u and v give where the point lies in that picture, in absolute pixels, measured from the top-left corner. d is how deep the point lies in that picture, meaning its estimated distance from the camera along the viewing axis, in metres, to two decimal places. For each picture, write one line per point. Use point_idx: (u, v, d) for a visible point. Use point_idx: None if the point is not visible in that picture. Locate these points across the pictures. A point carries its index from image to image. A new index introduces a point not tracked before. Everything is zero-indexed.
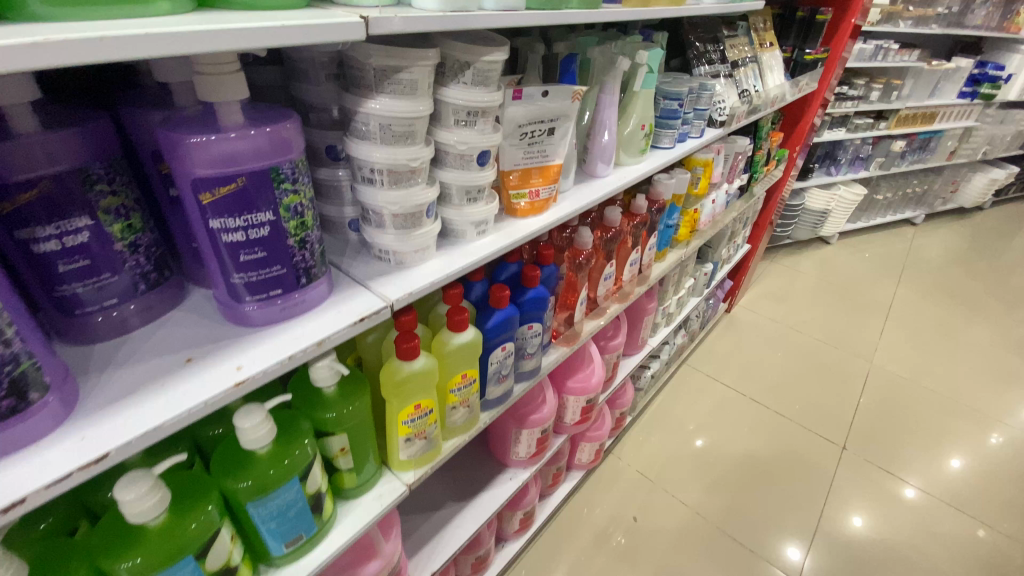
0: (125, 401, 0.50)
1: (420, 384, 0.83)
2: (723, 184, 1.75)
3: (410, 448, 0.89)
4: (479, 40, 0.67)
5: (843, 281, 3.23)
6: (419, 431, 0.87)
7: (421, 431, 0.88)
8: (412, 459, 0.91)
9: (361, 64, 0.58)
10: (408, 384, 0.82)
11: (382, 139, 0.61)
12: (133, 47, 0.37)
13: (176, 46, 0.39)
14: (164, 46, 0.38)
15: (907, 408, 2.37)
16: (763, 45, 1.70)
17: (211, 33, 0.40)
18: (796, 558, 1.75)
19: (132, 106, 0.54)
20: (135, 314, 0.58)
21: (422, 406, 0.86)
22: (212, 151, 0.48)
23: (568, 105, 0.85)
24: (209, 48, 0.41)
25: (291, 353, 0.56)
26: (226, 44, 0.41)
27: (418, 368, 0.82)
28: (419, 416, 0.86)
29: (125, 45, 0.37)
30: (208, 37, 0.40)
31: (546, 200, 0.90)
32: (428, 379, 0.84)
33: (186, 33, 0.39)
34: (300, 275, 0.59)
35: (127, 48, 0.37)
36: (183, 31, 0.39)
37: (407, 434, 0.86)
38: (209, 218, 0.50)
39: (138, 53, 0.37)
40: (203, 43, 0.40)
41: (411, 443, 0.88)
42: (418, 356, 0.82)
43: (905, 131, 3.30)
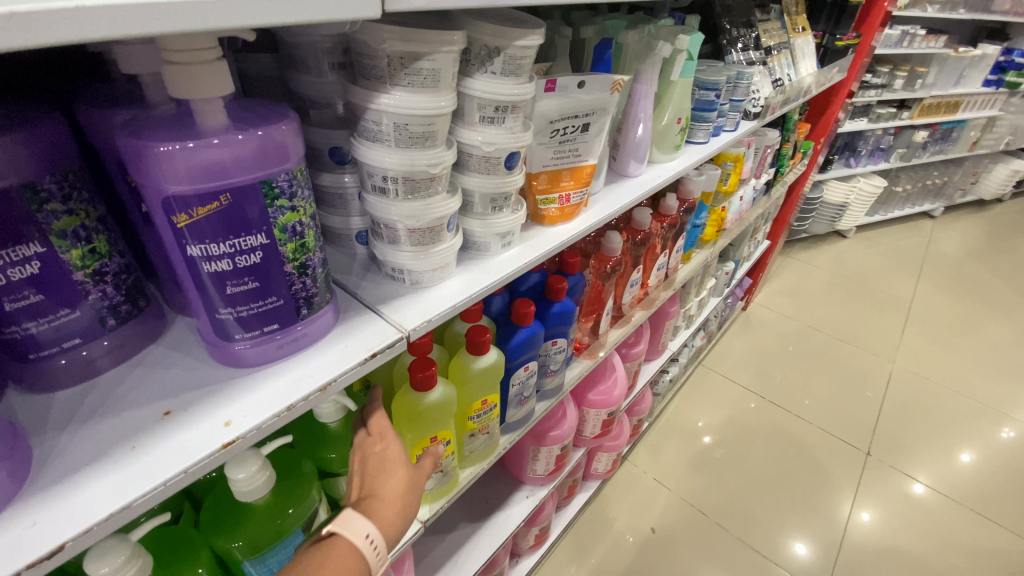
0: (87, 471, 0.41)
1: (437, 416, 0.74)
2: (751, 179, 1.64)
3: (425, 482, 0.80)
4: (509, 22, 0.57)
5: (862, 276, 3.10)
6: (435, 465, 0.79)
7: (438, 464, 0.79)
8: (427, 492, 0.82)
9: (372, 50, 0.47)
10: (424, 415, 0.73)
11: (396, 142, 0.51)
12: (57, 27, 0.27)
13: (118, 24, 0.28)
14: (103, 25, 0.28)
15: (931, 409, 2.26)
16: (795, 29, 1.58)
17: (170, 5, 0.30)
18: (801, 553, 1.70)
19: (91, 104, 0.44)
20: (105, 353, 0.48)
21: (439, 438, 0.77)
22: (189, 161, 0.38)
23: (605, 98, 0.74)
24: (165, 26, 0.30)
25: (291, 402, 0.47)
26: (190, 21, 0.31)
27: (436, 398, 0.73)
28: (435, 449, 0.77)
29: (46, 24, 0.26)
30: (166, 11, 0.30)
31: (577, 205, 0.80)
32: (446, 410, 0.75)
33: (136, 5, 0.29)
34: (300, 306, 0.49)
35: (50, 29, 0.27)
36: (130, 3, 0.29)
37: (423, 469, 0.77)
38: (187, 245, 0.41)
39: (65, 37, 0.27)
40: (157, 18, 0.30)
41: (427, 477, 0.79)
42: (435, 387, 0.72)
43: (928, 121, 3.15)
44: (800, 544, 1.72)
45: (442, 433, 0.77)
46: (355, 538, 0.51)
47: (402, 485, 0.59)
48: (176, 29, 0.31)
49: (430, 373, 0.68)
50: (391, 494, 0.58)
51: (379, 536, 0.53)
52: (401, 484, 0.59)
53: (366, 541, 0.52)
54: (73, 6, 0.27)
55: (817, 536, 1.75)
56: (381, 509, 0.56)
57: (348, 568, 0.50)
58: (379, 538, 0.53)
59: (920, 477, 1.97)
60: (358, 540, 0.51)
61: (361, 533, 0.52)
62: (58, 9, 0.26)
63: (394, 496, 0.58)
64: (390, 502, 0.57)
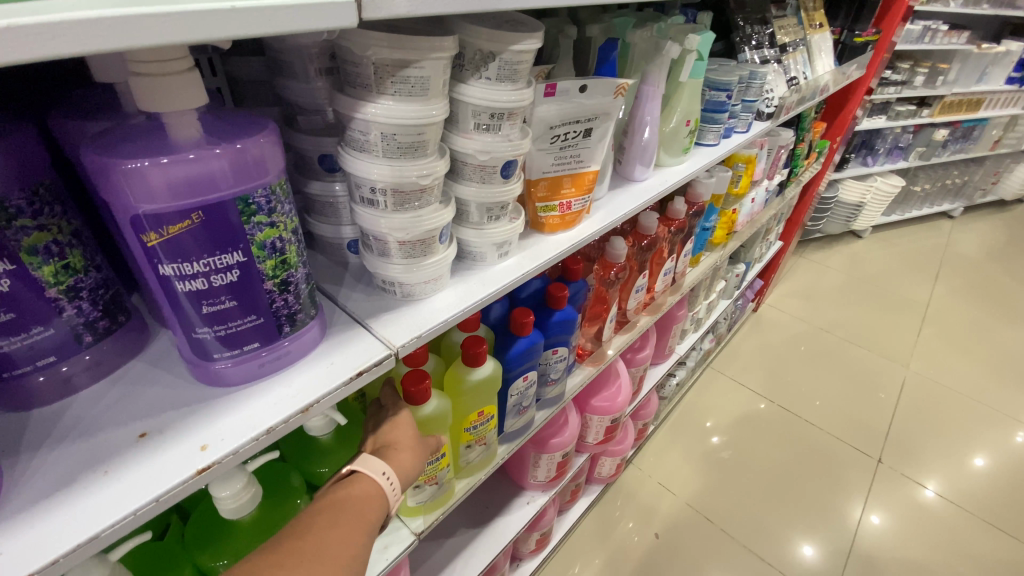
0: (58, 497, 0.39)
1: (436, 427, 0.73)
2: (764, 181, 1.60)
3: (420, 494, 0.79)
4: (505, 25, 0.54)
5: (877, 277, 3.03)
6: (430, 478, 0.77)
7: (433, 477, 0.78)
8: (420, 505, 0.80)
9: (357, 57, 0.45)
10: (423, 428, 0.71)
11: (384, 152, 0.48)
12: None
13: (58, 43, 0.26)
14: (40, 44, 0.26)
15: (946, 416, 2.20)
16: (812, 26, 1.52)
17: (117, 19, 0.27)
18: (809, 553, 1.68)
19: (65, 114, 0.43)
20: (83, 371, 0.47)
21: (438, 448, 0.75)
22: (161, 179, 0.37)
23: (609, 102, 0.71)
24: (113, 43, 0.28)
25: (271, 425, 0.45)
26: (142, 37, 0.29)
27: (433, 410, 0.71)
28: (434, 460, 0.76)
29: None
30: (112, 26, 0.27)
31: (579, 212, 0.77)
32: (443, 421, 0.74)
33: (74, 20, 0.26)
34: (283, 323, 0.48)
35: None
36: (68, 19, 0.26)
37: (419, 482, 0.76)
38: (160, 265, 0.39)
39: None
40: (104, 34, 0.27)
41: (422, 490, 0.78)
42: (429, 400, 0.70)
43: (949, 119, 3.05)
44: (808, 546, 1.70)
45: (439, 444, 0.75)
46: (374, 475, 0.56)
47: (415, 440, 0.63)
48: (128, 47, 0.29)
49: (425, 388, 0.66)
50: (404, 445, 0.61)
51: (395, 475, 0.58)
52: (414, 440, 0.63)
53: (382, 476, 0.57)
54: (6, 25, 0.25)
55: (827, 542, 1.72)
56: (396, 455, 0.60)
57: (368, 497, 0.54)
58: (394, 476, 0.58)
59: (930, 483, 1.93)
60: (376, 477, 0.56)
61: (378, 470, 0.57)
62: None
63: (409, 446, 0.62)
64: (404, 449, 0.61)
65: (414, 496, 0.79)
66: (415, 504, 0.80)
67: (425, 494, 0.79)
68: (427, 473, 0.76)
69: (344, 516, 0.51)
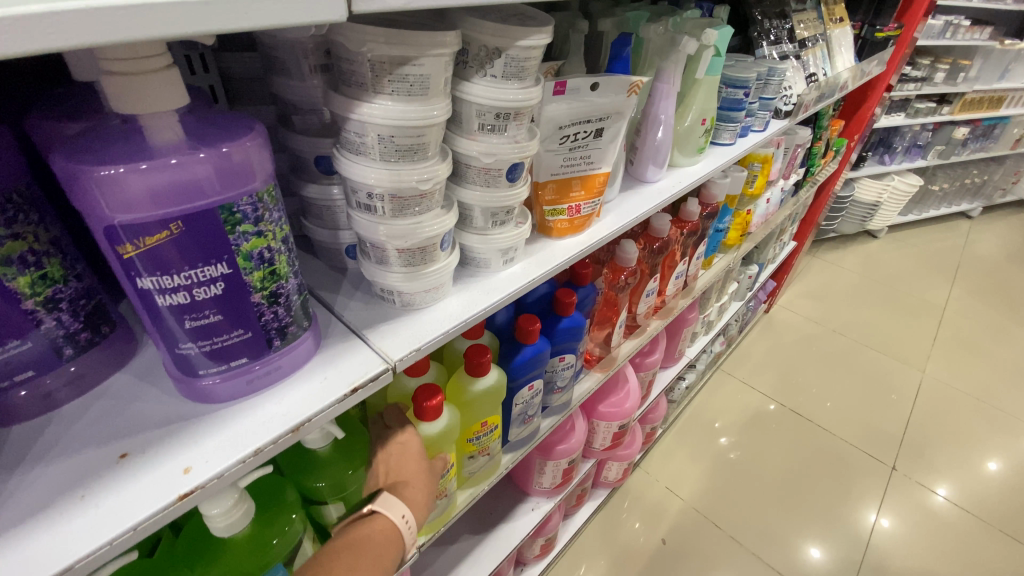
0: (30, 524, 0.37)
1: (448, 442, 0.71)
2: (779, 181, 1.55)
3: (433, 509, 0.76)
4: (512, 19, 0.51)
5: (892, 279, 2.96)
6: (442, 492, 0.75)
7: (444, 491, 0.75)
8: (428, 521, 0.78)
9: (352, 54, 0.42)
10: (437, 444, 0.69)
11: (381, 155, 0.45)
12: None
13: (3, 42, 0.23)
14: None
15: (962, 421, 2.13)
16: (833, 20, 1.47)
17: (66, 15, 0.24)
18: (817, 556, 1.65)
19: (41, 114, 0.40)
20: (65, 385, 0.45)
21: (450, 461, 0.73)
22: (138, 186, 0.34)
23: (621, 101, 0.68)
24: (65, 40, 0.25)
25: (259, 446, 0.42)
26: (99, 33, 0.26)
27: (446, 424, 0.69)
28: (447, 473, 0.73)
29: None
30: (64, 22, 0.25)
31: (589, 216, 0.73)
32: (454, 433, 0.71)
33: (21, 15, 0.23)
34: (273, 337, 0.45)
35: None
36: (13, 14, 0.23)
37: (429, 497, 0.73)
38: (138, 278, 0.36)
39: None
40: (55, 31, 0.25)
41: (435, 504, 0.76)
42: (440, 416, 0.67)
43: (970, 117, 2.97)
44: (815, 548, 1.67)
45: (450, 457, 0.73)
46: (392, 517, 0.57)
47: (423, 471, 0.62)
48: (85, 45, 0.26)
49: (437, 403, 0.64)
50: (417, 479, 0.61)
51: (411, 514, 0.59)
52: (423, 471, 0.62)
53: (402, 519, 0.57)
54: None
55: (835, 548, 1.67)
56: (410, 493, 0.60)
57: (389, 540, 0.56)
58: (410, 516, 0.58)
59: (942, 488, 1.88)
60: (396, 519, 0.57)
61: (398, 513, 0.57)
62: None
63: (420, 480, 0.62)
64: (417, 484, 0.61)
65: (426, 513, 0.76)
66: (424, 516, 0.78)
67: (436, 507, 0.77)
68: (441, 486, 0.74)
69: (367, 562, 0.52)
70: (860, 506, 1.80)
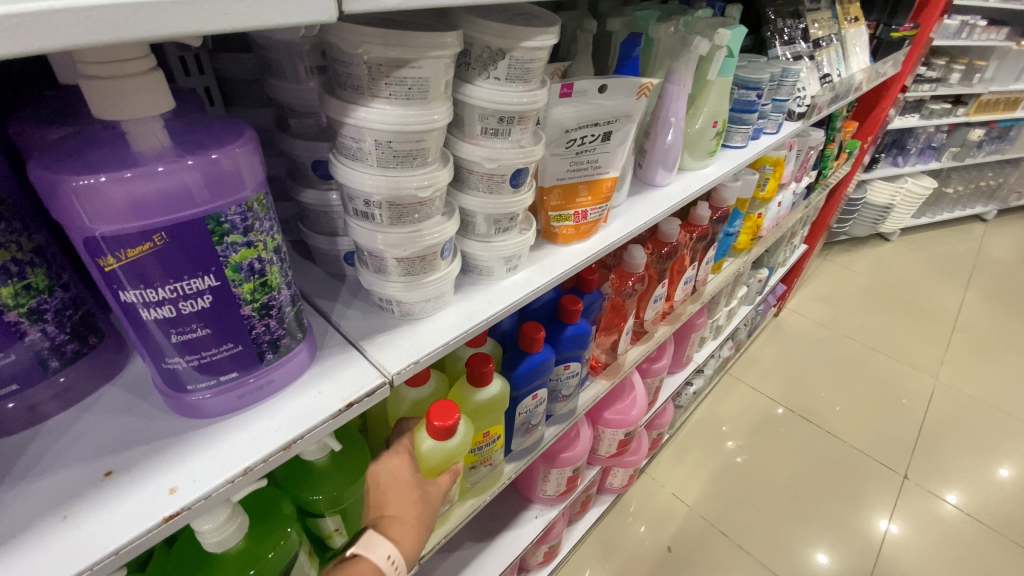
0: (10, 546, 0.35)
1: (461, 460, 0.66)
2: (791, 184, 1.52)
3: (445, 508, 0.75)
4: (517, 19, 0.49)
5: (905, 282, 2.90)
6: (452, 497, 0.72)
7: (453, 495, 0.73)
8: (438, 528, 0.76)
9: (348, 56, 0.40)
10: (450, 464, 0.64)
11: (379, 162, 0.44)
12: None
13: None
14: None
15: (975, 429, 2.08)
16: (847, 19, 1.43)
17: (26, 16, 0.22)
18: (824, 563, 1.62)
19: (26, 119, 0.39)
20: (51, 398, 0.43)
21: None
22: (118, 196, 0.32)
23: (631, 104, 0.65)
24: (26, 44, 0.23)
25: (249, 464, 0.41)
26: (63, 36, 0.24)
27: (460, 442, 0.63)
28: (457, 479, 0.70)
29: None
30: (25, 25, 0.23)
31: (595, 222, 0.71)
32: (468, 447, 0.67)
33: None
34: (264, 350, 0.43)
35: None
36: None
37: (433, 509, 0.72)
38: (121, 291, 0.34)
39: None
40: (14, 34, 0.23)
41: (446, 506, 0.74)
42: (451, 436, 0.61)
43: (985, 118, 2.91)
44: (822, 554, 1.64)
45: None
46: (375, 559, 0.50)
47: (416, 507, 0.57)
48: (48, 50, 0.24)
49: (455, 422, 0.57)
50: (406, 515, 0.56)
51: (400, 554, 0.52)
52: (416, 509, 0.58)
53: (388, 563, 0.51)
54: None
55: (844, 557, 1.64)
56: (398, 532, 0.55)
57: None
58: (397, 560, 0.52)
59: (951, 495, 1.84)
60: (379, 561, 0.50)
61: (382, 553, 0.51)
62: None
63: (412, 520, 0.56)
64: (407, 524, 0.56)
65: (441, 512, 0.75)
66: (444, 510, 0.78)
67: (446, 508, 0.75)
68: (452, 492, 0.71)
69: None
70: (869, 512, 1.76)
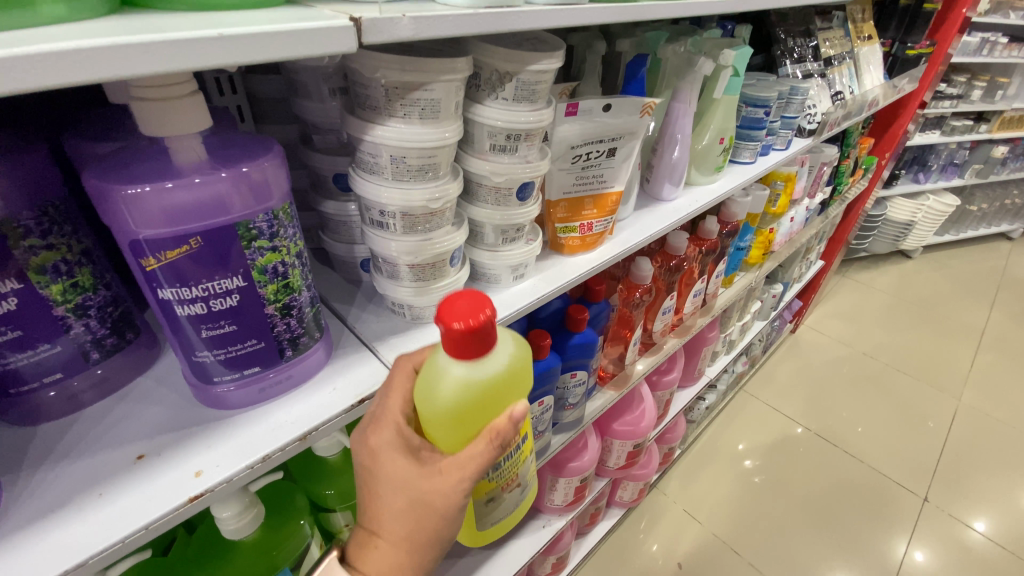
0: (51, 519, 0.39)
1: (494, 400, 0.46)
2: (804, 199, 1.52)
3: (505, 505, 0.57)
4: (524, 44, 0.52)
5: (926, 300, 2.85)
6: (509, 482, 0.55)
7: (512, 478, 0.55)
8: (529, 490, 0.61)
9: (367, 79, 0.44)
10: (466, 418, 0.45)
11: (393, 175, 0.47)
12: None
13: (32, 76, 0.25)
14: (18, 79, 0.25)
15: (1001, 453, 2.02)
16: (861, 38, 1.45)
17: (94, 50, 0.26)
18: None
19: (77, 136, 0.43)
20: (89, 388, 0.47)
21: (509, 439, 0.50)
22: (161, 203, 0.36)
23: (635, 121, 0.68)
24: (92, 75, 0.27)
25: (267, 452, 0.44)
26: (122, 69, 0.28)
27: (484, 367, 0.44)
28: (497, 468, 0.51)
29: None
30: (91, 58, 0.27)
31: (601, 234, 0.73)
32: (503, 383, 0.46)
33: (53, 52, 0.26)
34: (284, 347, 0.47)
35: None
36: (42, 52, 0.25)
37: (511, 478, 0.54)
38: (160, 289, 0.38)
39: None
40: (83, 65, 0.26)
41: (494, 501, 0.55)
42: (454, 370, 0.44)
43: (1009, 135, 2.87)
44: None
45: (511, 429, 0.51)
46: None
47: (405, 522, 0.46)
48: (110, 79, 0.28)
49: (483, 325, 0.42)
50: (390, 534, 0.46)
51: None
52: (421, 522, 0.46)
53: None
54: None
55: None
56: (392, 552, 0.47)
57: None
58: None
59: (979, 522, 1.78)
60: None
61: None
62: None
63: (419, 537, 0.46)
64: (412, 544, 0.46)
65: (506, 506, 0.57)
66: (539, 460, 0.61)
67: (502, 504, 0.57)
68: (503, 477, 0.53)
69: None
70: (893, 539, 1.72)
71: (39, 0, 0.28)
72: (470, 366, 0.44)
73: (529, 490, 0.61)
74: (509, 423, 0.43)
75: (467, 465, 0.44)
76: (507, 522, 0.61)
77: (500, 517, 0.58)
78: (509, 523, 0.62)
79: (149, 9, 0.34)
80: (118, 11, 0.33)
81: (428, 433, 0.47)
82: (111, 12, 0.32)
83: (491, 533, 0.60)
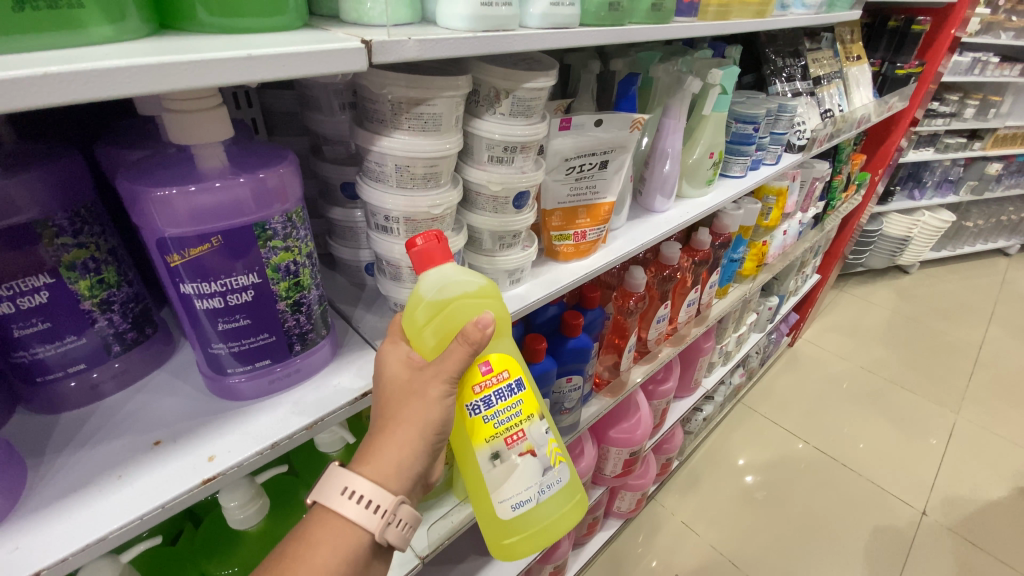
0: (75, 498, 0.42)
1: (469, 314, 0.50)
2: (797, 214, 1.56)
3: (517, 473, 0.55)
4: (521, 64, 0.57)
5: (925, 315, 2.87)
6: (512, 437, 0.54)
7: (518, 435, 0.55)
8: (550, 470, 0.58)
9: (375, 95, 0.48)
10: (442, 328, 0.49)
11: (399, 182, 0.51)
12: (30, 93, 0.27)
13: (86, 89, 0.29)
14: (72, 89, 0.28)
15: (1001, 470, 2.02)
16: (850, 58, 1.50)
17: (140, 68, 0.30)
18: None
19: (109, 145, 0.47)
20: (109, 379, 0.50)
21: (493, 368, 0.53)
22: (188, 205, 0.40)
23: (625, 136, 0.73)
24: (139, 89, 0.31)
25: (275, 440, 0.47)
26: (163, 84, 0.31)
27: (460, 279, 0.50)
28: (490, 405, 0.53)
29: (16, 92, 0.27)
30: (138, 74, 0.30)
31: (594, 242, 0.77)
32: (471, 294, 0.50)
33: (104, 69, 0.29)
34: (294, 342, 0.50)
35: (26, 93, 0.27)
36: (95, 68, 0.29)
37: (514, 429, 0.54)
38: (181, 284, 0.42)
39: (26, 103, 0.27)
40: (130, 80, 0.30)
41: (501, 461, 0.54)
42: (433, 279, 0.49)
43: (1002, 153, 2.92)
44: None
45: (496, 362, 0.53)
46: (331, 495, 0.44)
47: (397, 408, 0.46)
48: (152, 92, 0.31)
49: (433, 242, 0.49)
50: (382, 424, 0.46)
51: (367, 469, 0.44)
52: (407, 410, 0.46)
53: (346, 498, 0.43)
54: (40, 74, 0.27)
55: None
56: (381, 448, 0.45)
57: (339, 530, 0.43)
58: (375, 496, 0.43)
59: (981, 540, 1.78)
60: (333, 496, 0.43)
61: (339, 486, 0.44)
62: (19, 77, 0.27)
63: (409, 429, 0.45)
64: (402, 438, 0.45)
65: (518, 475, 0.55)
66: (558, 441, 0.59)
67: (513, 470, 0.55)
68: (504, 427, 0.54)
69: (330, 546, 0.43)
70: (894, 556, 1.71)
71: (90, 24, 0.32)
72: (435, 273, 0.49)
73: (549, 470, 0.57)
74: (477, 328, 0.45)
75: (447, 361, 0.46)
76: (528, 509, 0.56)
77: (513, 489, 0.55)
78: (534, 509, 0.57)
79: (182, 30, 0.38)
80: (155, 32, 0.37)
81: (413, 345, 0.51)
82: (149, 34, 0.36)
83: (511, 516, 0.56)
